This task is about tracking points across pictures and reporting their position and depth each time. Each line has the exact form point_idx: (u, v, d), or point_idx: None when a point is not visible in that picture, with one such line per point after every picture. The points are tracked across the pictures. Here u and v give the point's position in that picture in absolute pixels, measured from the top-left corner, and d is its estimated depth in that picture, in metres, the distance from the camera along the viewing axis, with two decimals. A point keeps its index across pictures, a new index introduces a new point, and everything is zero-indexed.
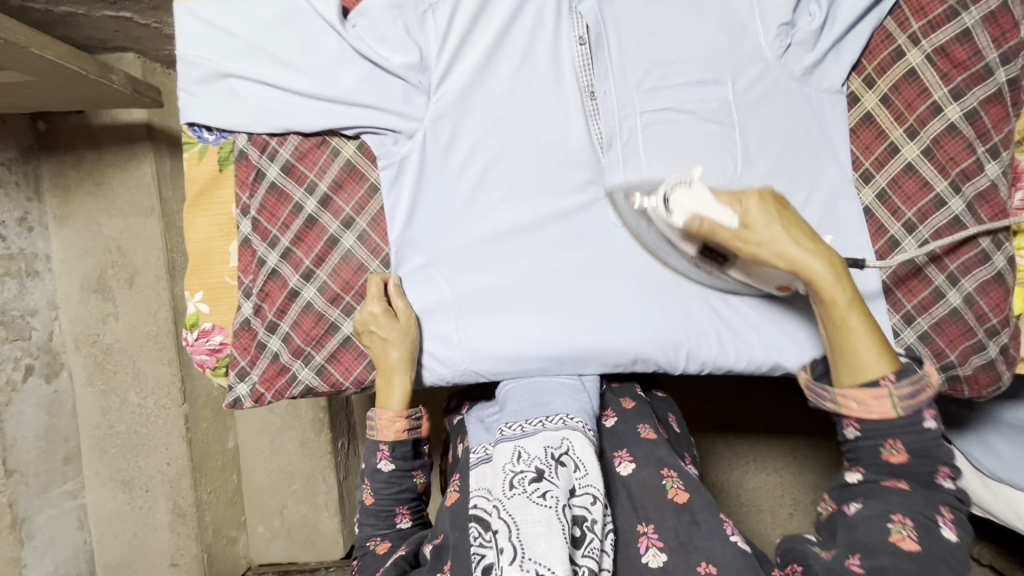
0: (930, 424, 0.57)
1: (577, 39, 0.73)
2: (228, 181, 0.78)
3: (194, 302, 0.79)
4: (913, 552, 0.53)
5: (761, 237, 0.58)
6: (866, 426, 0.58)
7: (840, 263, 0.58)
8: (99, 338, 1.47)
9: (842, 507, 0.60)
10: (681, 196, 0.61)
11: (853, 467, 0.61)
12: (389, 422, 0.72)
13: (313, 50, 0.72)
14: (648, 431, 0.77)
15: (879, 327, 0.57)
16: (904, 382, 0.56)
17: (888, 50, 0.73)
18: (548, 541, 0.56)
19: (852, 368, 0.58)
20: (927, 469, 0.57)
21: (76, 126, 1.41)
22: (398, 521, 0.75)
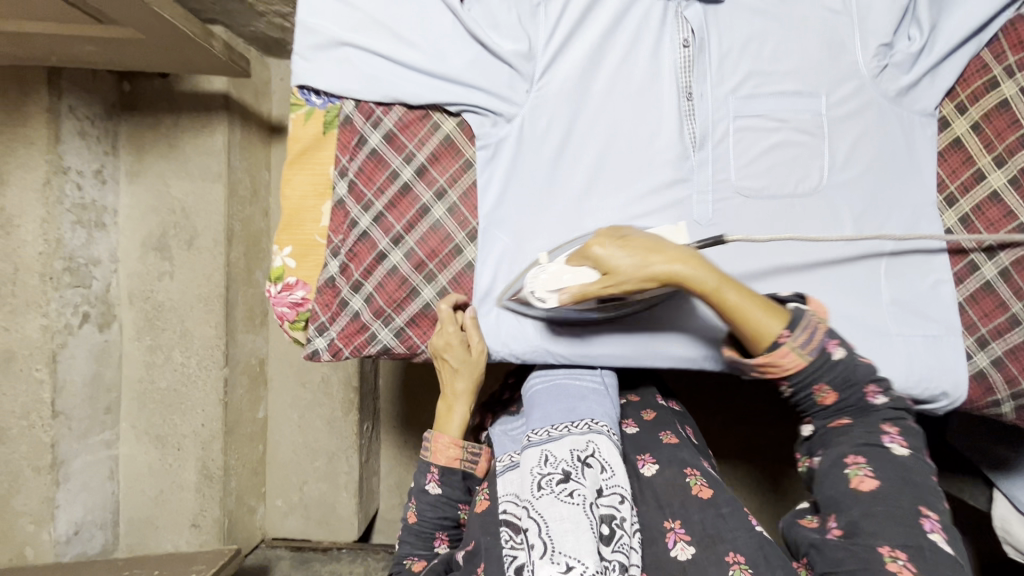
0: (837, 356, 0.61)
1: (681, 42, 0.76)
2: (329, 143, 0.81)
3: (282, 257, 0.82)
4: (874, 490, 0.58)
5: (620, 271, 0.63)
6: (794, 380, 0.62)
7: (693, 260, 0.62)
8: (153, 295, 1.51)
9: (810, 460, 0.65)
10: (546, 279, 0.69)
11: (806, 418, 0.66)
12: (445, 448, 0.79)
13: (427, 28, 0.76)
14: (670, 437, 0.81)
15: (750, 289, 0.62)
16: (798, 331, 0.61)
17: (982, 79, 0.74)
18: (576, 536, 0.60)
19: (756, 339, 0.62)
20: (857, 394, 0.61)
21: (157, 89, 1.47)
22: (437, 545, 0.81)
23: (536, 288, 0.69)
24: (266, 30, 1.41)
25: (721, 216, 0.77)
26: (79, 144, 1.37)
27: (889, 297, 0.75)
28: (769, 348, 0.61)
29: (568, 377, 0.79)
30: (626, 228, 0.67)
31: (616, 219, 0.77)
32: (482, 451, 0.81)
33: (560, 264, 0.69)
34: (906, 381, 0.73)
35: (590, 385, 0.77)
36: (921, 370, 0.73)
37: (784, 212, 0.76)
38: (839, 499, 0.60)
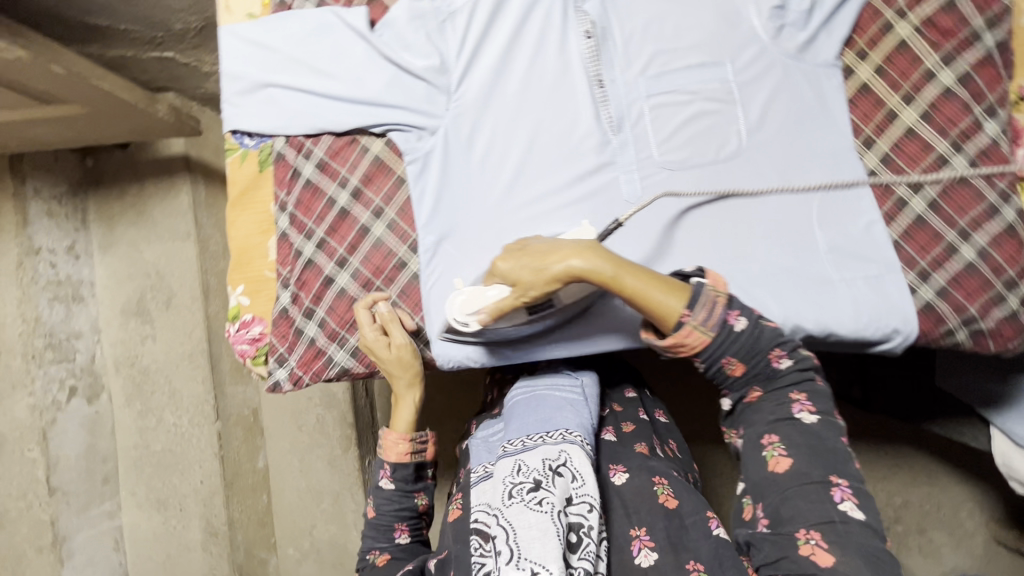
0: (739, 326, 0.62)
1: (584, 34, 0.78)
2: (267, 180, 0.84)
3: (237, 296, 0.84)
4: (788, 470, 0.59)
5: (529, 285, 0.65)
6: (704, 356, 0.63)
7: (587, 251, 0.63)
8: (138, 360, 1.53)
9: (736, 436, 0.67)
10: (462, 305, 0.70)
11: (724, 393, 0.67)
12: (394, 444, 0.80)
13: (343, 58, 0.80)
14: (642, 447, 0.80)
15: (649, 273, 0.62)
16: (698, 308, 0.61)
17: (876, 24, 0.77)
18: (543, 543, 0.59)
19: (662, 320, 0.62)
20: (763, 364, 0.63)
21: (119, 161, 1.52)
22: (397, 536, 0.80)
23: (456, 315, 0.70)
24: (216, 89, 1.46)
25: (650, 192, 0.79)
26: (49, 224, 1.41)
27: (826, 245, 0.76)
28: (674, 326, 0.62)
29: (549, 388, 0.81)
30: (525, 239, 0.69)
31: (545, 211, 0.79)
32: (428, 437, 0.82)
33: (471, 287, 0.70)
34: (854, 326, 0.74)
35: (568, 396, 0.80)
36: (866, 312, 0.74)
37: (709, 177, 0.78)
38: (762, 483, 0.61)
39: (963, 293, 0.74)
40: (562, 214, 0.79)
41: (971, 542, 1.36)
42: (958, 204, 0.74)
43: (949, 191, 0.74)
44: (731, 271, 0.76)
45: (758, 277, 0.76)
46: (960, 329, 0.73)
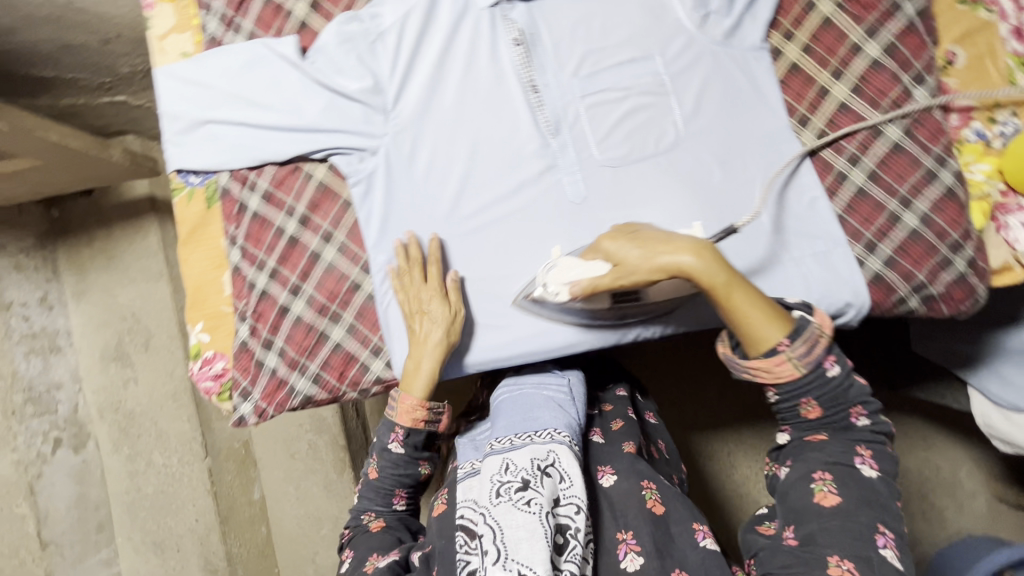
0: (834, 371, 0.62)
1: (513, 41, 0.79)
2: (215, 216, 0.84)
3: (196, 333, 0.84)
4: (834, 507, 0.59)
5: (632, 266, 0.64)
6: (781, 389, 0.64)
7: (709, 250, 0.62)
8: (121, 404, 1.52)
9: (779, 470, 0.67)
10: (560, 273, 0.70)
11: (785, 428, 0.68)
12: (410, 408, 0.75)
13: (278, 88, 0.79)
14: (631, 446, 0.79)
15: (760, 295, 0.63)
16: (798, 343, 0.61)
17: (799, 5, 0.78)
18: (530, 544, 0.57)
19: (752, 343, 0.63)
20: (841, 415, 0.63)
21: (85, 208, 1.52)
22: (395, 503, 0.81)
23: (549, 282, 0.71)
24: None
25: (594, 191, 0.79)
26: (19, 278, 1.40)
27: (772, 225, 0.77)
28: (764, 352, 0.62)
29: (536, 387, 0.78)
30: (638, 225, 0.69)
31: (494, 220, 0.80)
32: (445, 408, 0.78)
33: (575, 260, 0.71)
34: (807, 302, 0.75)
35: (556, 396, 0.77)
36: (817, 288, 0.75)
37: (651, 170, 0.78)
38: (800, 510, 0.61)
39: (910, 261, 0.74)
40: (510, 221, 0.80)
41: (971, 502, 1.35)
42: (897, 172, 0.75)
43: (885, 162, 0.75)
44: None
45: None
46: (911, 296, 0.74)
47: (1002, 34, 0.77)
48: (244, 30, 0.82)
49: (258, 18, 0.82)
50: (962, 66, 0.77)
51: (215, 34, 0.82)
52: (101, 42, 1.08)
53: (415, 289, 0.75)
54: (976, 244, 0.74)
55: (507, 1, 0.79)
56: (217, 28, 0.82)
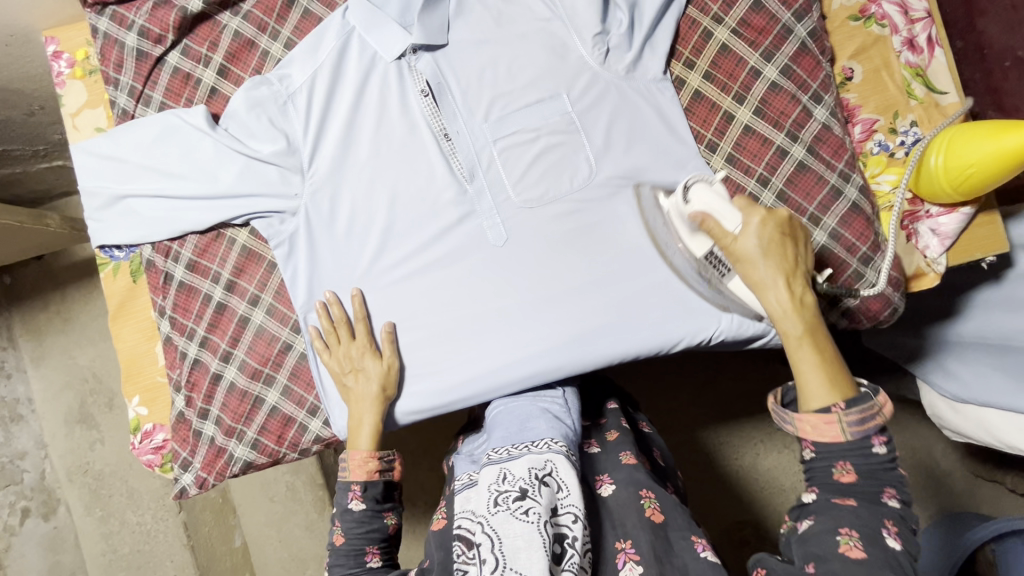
0: (879, 450, 0.57)
1: (421, 92, 0.80)
2: (142, 288, 0.85)
3: (133, 408, 0.84)
4: (861, 561, 0.51)
5: (746, 254, 0.64)
6: (820, 448, 0.58)
7: (805, 303, 0.62)
8: (90, 466, 1.50)
9: (797, 524, 0.57)
10: (700, 191, 0.70)
11: (810, 487, 0.58)
12: (361, 463, 0.71)
13: (191, 157, 0.79)
14: (629, 456, 0.72)
15: (837, 365, 0.59)
16: (853, 412, 0.56)
17: (697, 34, 0.79)
18: (528, 553, 0.52)
19: (806, 393, 0.60)
20: (876, 487, 0.55)
21: (36, 272, 1.50)
22: (369, 561, 0.68)
23: (689, 189, 0.72)
24: None
25: (515, 232, 0.80)
26: None
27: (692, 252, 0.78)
28: (814, 408, 0.58)
29: (530, 401, 0.73)
30: (792, 236, 0.65)
31: (420, 269, 0.80)
32: (397, 456, 0.74)
33: (725, 197, 0.69)
34: (732, 324, 0.76)
35: (551, 408, 0.70)
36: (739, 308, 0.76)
37: (570, 207, 0.79)
38: (823, 554, 0.52)
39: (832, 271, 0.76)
40: (436, 269, 0.80)
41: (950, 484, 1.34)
42: (805, 191, 0.77)
43: (794, 180, 0.77)
44: (610, 294, 0.78)
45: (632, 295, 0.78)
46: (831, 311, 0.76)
47: (895, 46, 0.79)
48: (155, 102, 0.83)
49: (167, 89, 0.82)
50: (859, 81, 0.80)
51: (125, 108, 0.83)
52: (25, 115, 1.06)
53: (354, 356, 0.76)
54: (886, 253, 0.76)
55: (411, 53, 0.80)
56: (127, 102, 0.83)
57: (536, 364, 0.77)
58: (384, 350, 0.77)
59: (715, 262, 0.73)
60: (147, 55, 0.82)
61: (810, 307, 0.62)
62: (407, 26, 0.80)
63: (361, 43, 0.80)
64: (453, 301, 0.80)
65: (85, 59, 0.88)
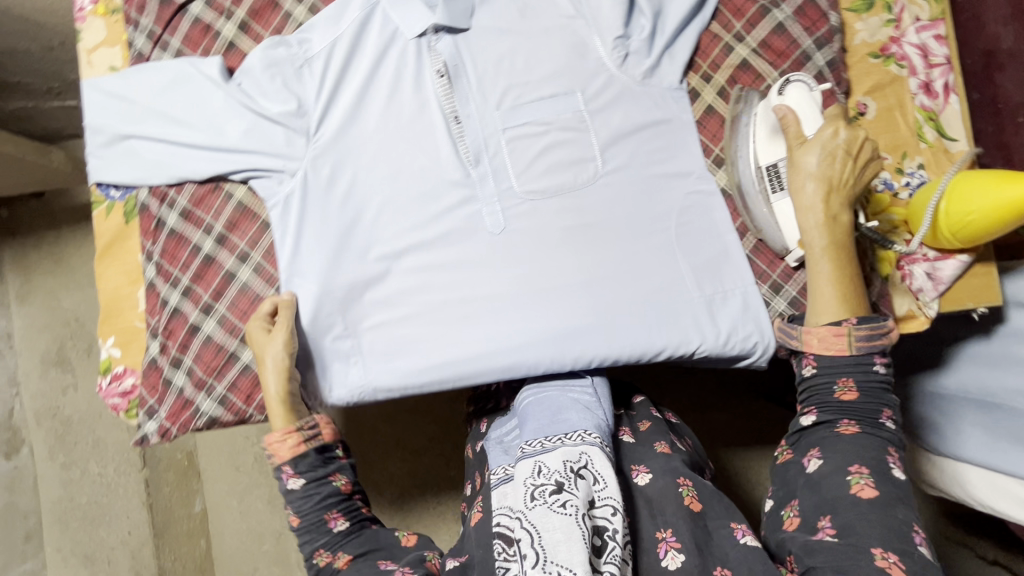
0: (880, 369, 0.64)
1: (437, 73, 0.80)
2: (134, 231, 0.85)
3: (107, 348, 0.84)
4: (873, 499, 0.57)
5: (801, 163, 0.68)
6: (823, 362, 0.66)
7: (838, 222, 0.68)
8: (59, 411, 1.49)
9: (801, 458, 0.64)
10: (798, 93, 0.71)
11: (808, 409, 0.66)
12: (282, 442, 0.71)
13: (199, 105, 0.78)
14: (664, 445, 0.72)
15: (849, 287, 0.67)
16: (864, 325, 0.64)
17: (717, 48, 0.79)
18: (569, 546, 0.53)
19: (818, 303, 0.67)
20: (873, 408, 0.63)
21: (34, 210, 1.50)
22: (333, 526, 0.69)
23: (786, 89, 0.72)
24: None
25: (514, 223, 0.79)
26: None
27: (687, 264, 0.77)
28: (824, 321, 0.66)
29: (560, 390, 0.73)
30: (857, 156, 0.68)
31: (413, 245, 0.80)
32: (318, 420, 0.73)
33: (816, 104, 0.71)
34: (716, 341, 0.75)
35: (582, 398, 0.71)
36: (726, 327, 0.76)
37: (572, 204, 0.79)
38: (835, 501, 0.58)
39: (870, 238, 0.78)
40: (426, 251, 0.80)
41: None
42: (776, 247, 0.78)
43: None
44: (599, 295, 0.77)
45: (619, 300, 0.77)
46: None
47: (911, 88, 0.79)
48: (171, 47, 0.82)
49: (186, 37, 0.82)
50: (872, 118, 0.80)
51: (142, 51, 0.83)
52: (43, 49, 1.10)
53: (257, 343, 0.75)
54: (879, 287, 0.77)
55: (433, 32, 0.80)
56: (144, 44, 0.83)
57: (511, 356, 0.77)
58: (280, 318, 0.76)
59: (772, 176, 0.73)
60: (171, 2, 0.82)
61: (841, 225, 0.68)
62: (432, 5, 0.80)
63: (384, 18, 0.80)
64: (438, 286, 0.79)
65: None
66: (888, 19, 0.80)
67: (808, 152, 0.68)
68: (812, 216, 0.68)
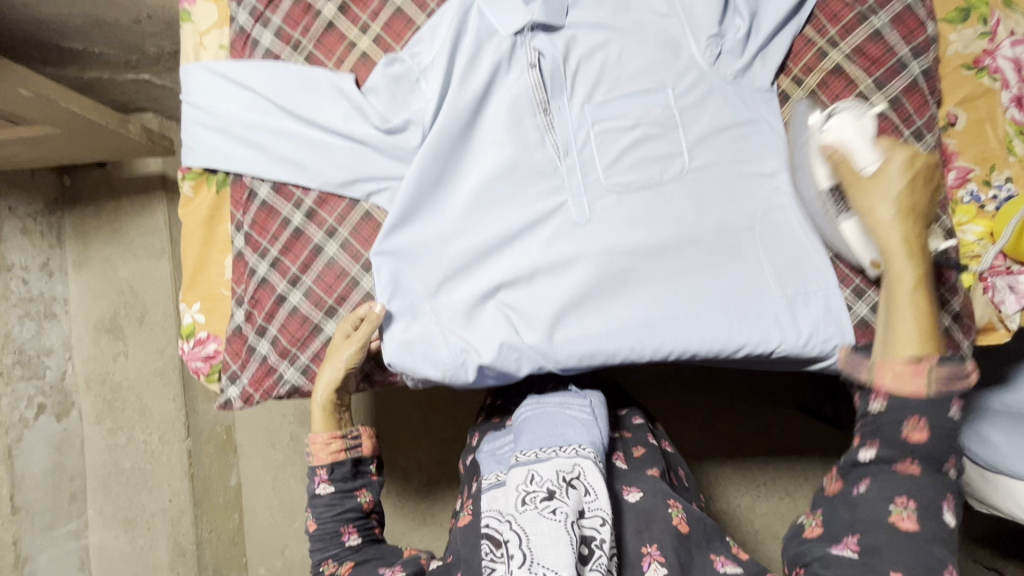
0: (954, 411, 0.59)
1: (529, 63, 0.80)
2: (226, 201, 0.87)
3: (192, 314, 0.87)
4: (911, 531, 0.58)
5: (876, 186, 0.67)
6: (891, 400, 0.61)
7: (919, 243, 0.65)
8: (110, 376, 1.52)
9: (848, 486, 0.63)
10: (841, 125, 0.71)
11: (868, 444, 0.62)
12: (323, 445, 0.76)
13: (293, 83, 0.82)
14: (654, 469, 0.78)
15: (929, 313, 0.63)
16: (945, 365, 0.60)
17: (811, 52, 0.80)
18: (556, 550, 0.58)
19: (896, 339, 0.63)
20: (940, 453, 0.59)
21: (97, 179, 1.53)
22: (346, 539, 0.75)
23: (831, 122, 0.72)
24: None
25: (598, 214, 0.80)
26: (23, 242, 1.39)
27: (770, 265, 0.78)
28: (903, 355, 0.62)
29: (558, 407, 0.77)
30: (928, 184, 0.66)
31: (517, 230, 0.81)
32: (362, 432, 0.79)
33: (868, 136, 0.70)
34: (797, 341, 0.76)
35: (578, 415, 0.75)
36: (807, 328, 0.76)
37: (654, 199, 0.80)
38: (870, 522, 0.60)
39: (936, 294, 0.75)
40: (508, 246, 0.81)
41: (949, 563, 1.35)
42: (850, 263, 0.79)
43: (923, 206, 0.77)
44: (675, 287, 0.79)
45: (702, 294, 0.78)
46: None
47: (1003, 101, 0.80)
48: (273, 25, 0.85)
49: (287, 15, 0.85)
50: (961, 129, 0.80)
51: (244, 26, 0.85)
52: (131, 22, 1.11)
53: (336, 343, 0.79)
54: (963, 298, 0.76)
55: (529, 30, 0.81)
56: (246, 21, 0.85)
57: (599, 341, 0.78)
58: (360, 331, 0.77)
59: (836, 200, 0.72)
60: None
61: (921, 255, 0.65)
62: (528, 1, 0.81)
63: (479, 14, 0.81)
64: (507, 273, 0.80)
65: None
66: (983, 32, 0.80)
67: (883, 180, 0.66)
68: (892, 233, 0.65)
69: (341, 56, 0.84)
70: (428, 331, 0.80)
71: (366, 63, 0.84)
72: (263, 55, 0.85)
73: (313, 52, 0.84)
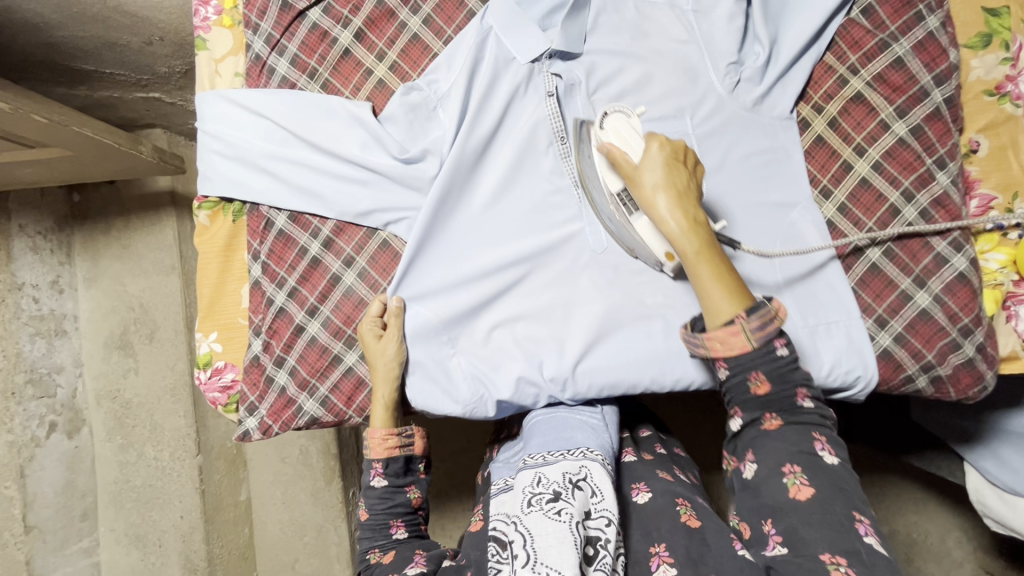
0: (782, 352, 0.62)
1: (547, 93, 0.79)
2: (242, 230, 0.88)
3: (209, 343, 0.88)
4: (809, 497, 0.59)
5: (648, 176, 0.67)
6: (732, 363, 0.63)
7: (697, 222, 0.65)
8: (120, 393, 1.52)
9: (739, 462, 0.65)
10: (617, 121, 0.71)
11: (734, 413, 0.65)
12: (381, 441, 0.78)
13: (308, 111, 0.81)
14: (666, 473, 0.77)
15: (728, 275, 0.64)
16: (755, 317, 0.61)
17: (832, 79, 0.80)
18: (559, 550, 0.56)
19: (711, 312, 0.64)
20: (789, 393, 0.62)
21: (107, 196, 1.53)
22: (394, 532, 0.77)
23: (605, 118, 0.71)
24: None
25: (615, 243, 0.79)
26: (33, 259, 1.39)
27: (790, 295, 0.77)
28: (720, 322, 0.63)
29: (569, 411, 0.76)
30: (687, 163, 0.68)
31: (531, 260, 0.80)
32: (415, 431, 0.80)
33: (636, 127, 0.70)
34: (820, 373, 0.75)
35: (589, 421, 0.74)
36: (829, 359, 0.76)
37: None
38: (777, 505, 0.60)
39: (960, 327, 0.75)
40: (522, 277, 0.80)
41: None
42: (875, 292, 0.78)
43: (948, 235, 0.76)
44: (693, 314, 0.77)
45: None
46: (919, 374, 0.76)
47: None
48: (288, 53, 0.84)
49: (303, 43, 0.84)
50: (983, 155, 0.80)
51: (259, 54, 0.85)
52: (143, 44, 1.10)
53: (369, 347, 0.79)
54: (987, 329, 0.75)
55: (547, 58, 0.80)
56: (262, 48, 0.85)
57: (620, 372, 0.77)
58: (391, 323, 0.79)
59: (624, 200, 0.72)
60: (291, 7, 0.84)
61: (702, 225, 0.66)
62: (544, 29, 0.80)
63: (497, 40, 0.79)
64: (522, 305, 0.80)
65: (234, 8, 0.89)
66: (1005, 57, 0.79)
67: (646, 168, 0.67)
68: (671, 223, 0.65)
69: (358, 83, 0.84)
70: (448, 363, 0.81)
71: (383, 91, 0.83)
72: (279, 83, 0.84)
73: (329, 80, 0.84)
